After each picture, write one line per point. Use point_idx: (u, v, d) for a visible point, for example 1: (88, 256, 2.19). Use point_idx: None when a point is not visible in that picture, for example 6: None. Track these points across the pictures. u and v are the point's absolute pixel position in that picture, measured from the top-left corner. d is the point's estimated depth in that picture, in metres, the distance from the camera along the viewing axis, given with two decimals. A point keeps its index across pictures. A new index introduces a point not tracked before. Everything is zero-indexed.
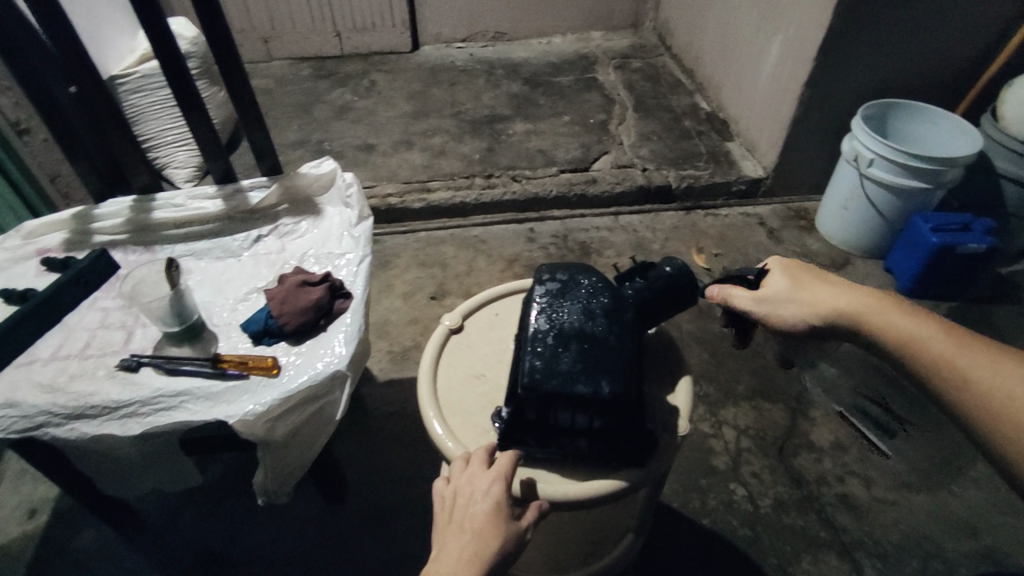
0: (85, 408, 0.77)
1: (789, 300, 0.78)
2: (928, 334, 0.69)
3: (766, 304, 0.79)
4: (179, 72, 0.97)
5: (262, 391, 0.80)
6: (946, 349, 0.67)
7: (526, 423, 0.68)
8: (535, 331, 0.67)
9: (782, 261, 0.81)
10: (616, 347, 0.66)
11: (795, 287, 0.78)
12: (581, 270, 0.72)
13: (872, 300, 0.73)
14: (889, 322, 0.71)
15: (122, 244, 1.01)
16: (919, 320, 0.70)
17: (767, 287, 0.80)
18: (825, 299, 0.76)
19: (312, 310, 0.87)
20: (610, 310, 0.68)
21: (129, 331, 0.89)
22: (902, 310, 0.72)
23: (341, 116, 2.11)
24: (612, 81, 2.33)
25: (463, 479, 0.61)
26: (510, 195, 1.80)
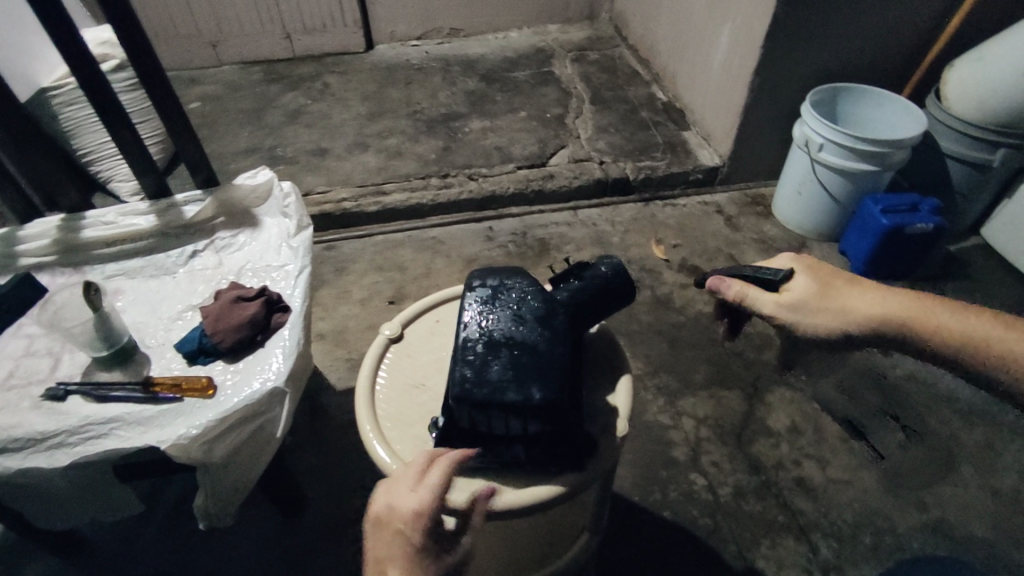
0: (6, 442, 0.73)
1: (820, 305, 0.83)
2: (962, 324, 0.80)
3: (793, 309, 0.83)
4: (100, 86, 0.94)
5: (196, 413, 0.78)
6: (991, 333, 0.79)
7: (462, 432, 0.66)
8: (465, 340, 0.66)
9: (802, 264, 0.86)
10: (548, 352, 0.65)
11: (825, 289, 0.84)
12: (511, 275, 0.71)
13: (901, 303, 0.82)
14: (929, 317, 0.81)
15: (49, 266, 0.97)
16: (947, 310, 0.82)
17: (790, 291, 0.84)
18: (864, 303, 0.82)
19: (247, 326, 0.85)
20: (540, 314, 0.68)
21: (57, 358, 0.86)
22: (933, 304, 0.82)
23: (293, 120, 2.07)
24: (569, 74, 2.32)
25: (386, 500, 0.57)
26: (466, 194, 1.78)
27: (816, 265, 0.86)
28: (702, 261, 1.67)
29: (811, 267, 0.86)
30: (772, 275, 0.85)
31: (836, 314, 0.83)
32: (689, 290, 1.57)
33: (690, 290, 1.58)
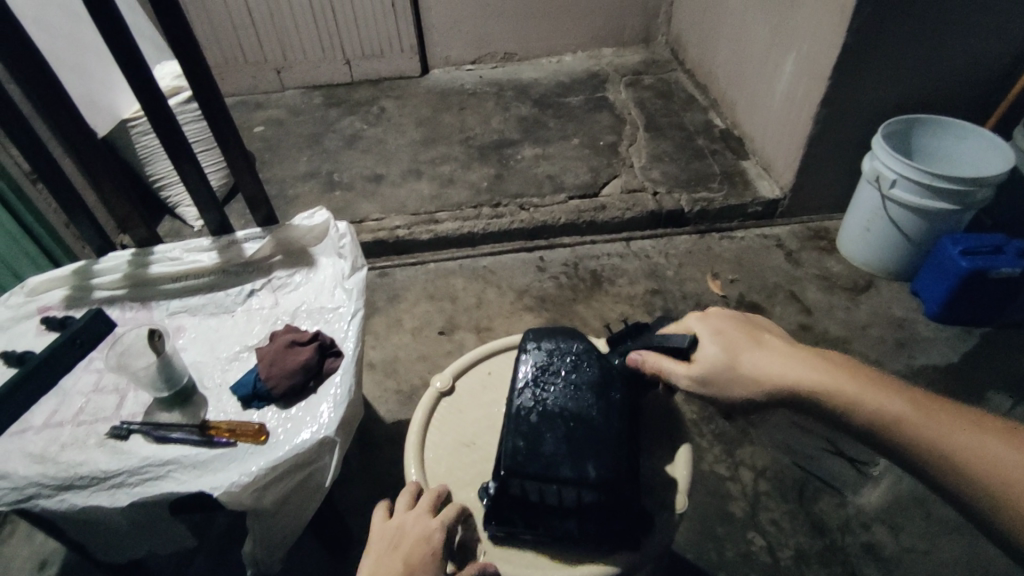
0: (73, 479, 0.77)
1: (731, 375, 0.69)
2: (898, 408, 0.63)
3: (707, 382, 0.70)
4: (175, 133, 0.98)
5: (249, 459, 0.79)
6: (929, 424, 0.61)
7: (512, 502, 0.64)
8: (518, 410, 0.66)
9: (707, 327, 0.73)
10: (603, 426, 0.64)
11: (741, 352, 0.70)
12: (566, 338, 0.70)
13: (829, 374, 0.66)
14: (853, 394, 0.64)
15: (120, 301, 1.02)
16: (872, 385, 0.65)
17: (700, 358, 0.71)
18: (780, 374, 0.67)
19: (299, 372, 0.85)
20: (596, 384, 0.66)
21: (122, 395, 0.89)
22: (864, 382, 0.65)
23: (350, 145, 2.12)
24: (623, 100, 2.29)
25: (408, 519, 0.66)
26: (518, 224, 1.77)
27: (728, 321, 0.73)
28: (762, 298, 1.60)
29: (719, 329, 0.72)
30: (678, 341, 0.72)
31: (751, 383, 0.68)
32: None
33: None
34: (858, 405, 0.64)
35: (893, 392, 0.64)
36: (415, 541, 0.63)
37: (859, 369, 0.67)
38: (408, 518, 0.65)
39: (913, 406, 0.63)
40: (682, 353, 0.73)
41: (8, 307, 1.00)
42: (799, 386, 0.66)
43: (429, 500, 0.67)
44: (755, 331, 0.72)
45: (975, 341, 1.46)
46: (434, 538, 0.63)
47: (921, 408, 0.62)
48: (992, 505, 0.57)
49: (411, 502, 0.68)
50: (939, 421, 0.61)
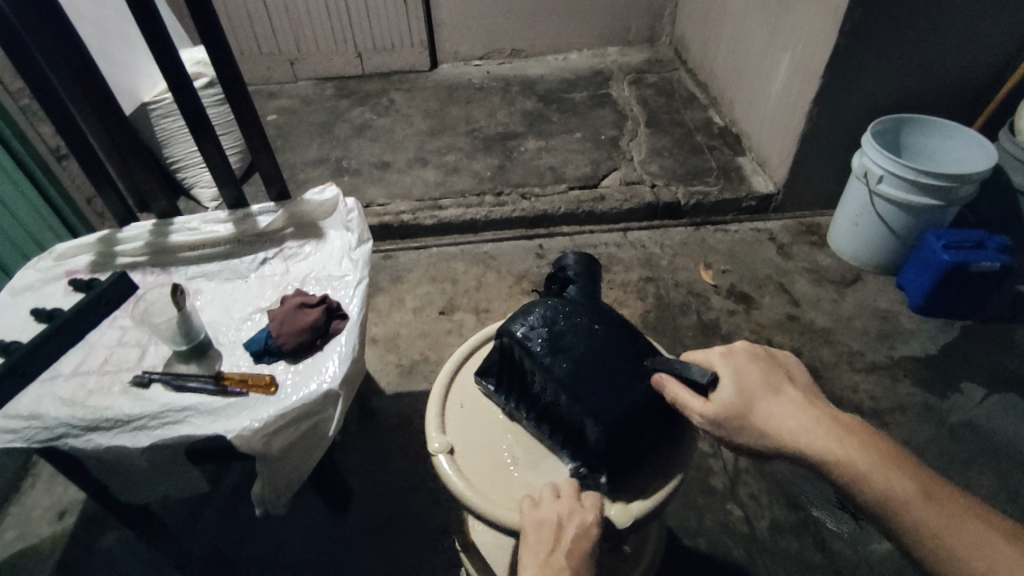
0: (99, 421, 0.85)
1: (745, 422, 0.71)
2: (909, 494, 0.64)
3: (717, 422, 0.72)
4: (197, 111, 1.05)
5: (259, 407, 0.86)
6: (931, 513, 0.63)
7: (606, 457, 0.76)
8: (563, 375, 0.77)
9: (730, 366, 0.74)
10: (623, 342, 0.81)
11: (759, 399, 0.72)
12: (535, 309, 0.84)
13: (842, 442, 0.67)
14: (862, 468, 0.66)
15: (142, 266, 1.09)
16: (884, 463, 0.66)
17: (717, 396, 0.73)
18: (794, 431, 0.69)
19: (308, 330, 0.92)
20: (593, 316, 0.83)
21: (143, 348, 0.96)
22: (876, 460, 0.67)
23: (360, 134, 2.19)
24: (625, 97, 2.35)
25: (560, 511, 0.71)
26: (519, 212, 1.84)
27: (751, 359, 0.76)
28: (752, 288, 1.66)
29: (742, 372, 0.74)
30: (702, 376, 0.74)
31: (762, 433, 0.70)
32: (737, 318, 1.58)
33: (736, 317, 1.58)
34: (873, 483, 0.65)
35: (916, 476, 0.66)
36: (574, 536, 0.69)
37: (877, 443, 0.68)
38: (556, 511, 0.71)
39: (928, 493, 0.64)
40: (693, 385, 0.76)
41: (39, 270, 1.08)
42: (810, 448, 0.68)
43: (573, 494, 0.73)
44: (778, 379, 0.74)
45: (956, 334, 1.51)
46: (591, 532, 0.70)
47: (941, 503, 0.63)
48: None
49: (554, 495, 0.74)
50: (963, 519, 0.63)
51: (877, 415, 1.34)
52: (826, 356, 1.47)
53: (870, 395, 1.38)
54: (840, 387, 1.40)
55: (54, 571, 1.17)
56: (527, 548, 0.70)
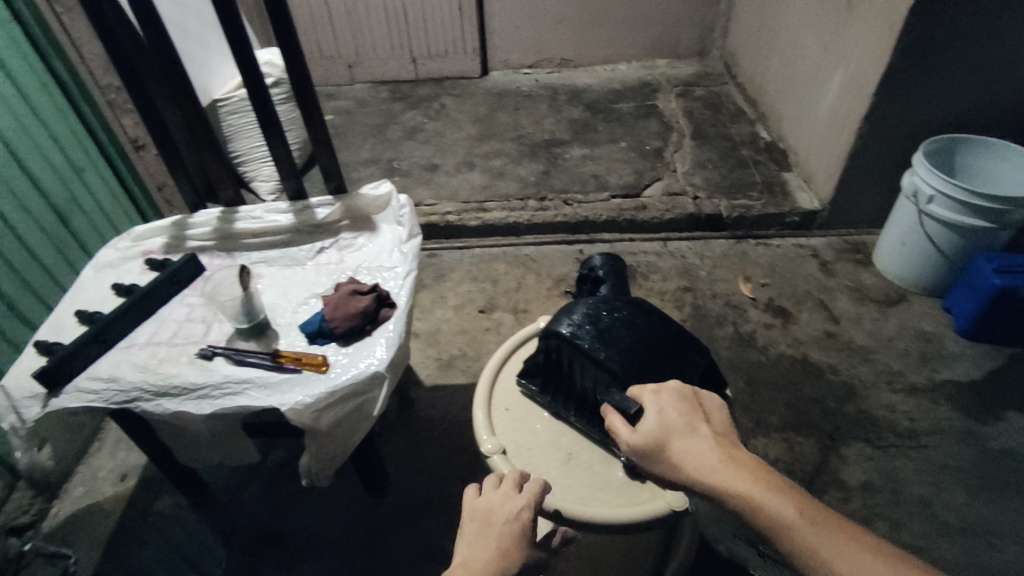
0: (168, 388, 0.93)
1: (661, 454, 0.71)
2: (796, 520, 0.60)
3: (637, 449, 0.73)
4: (267, 111, 1.14)
5: (311, 385, 0.92)
6: (818, 547, 0.58)
7: None
8: (617, 368, 0.83)
9: (655, 399, 0.75)
10: (665, 331, 0.88)
11: (675, 431, 0.71)
12: (573, 311, 0.90)
13: (741, 474, 0.65)
14: (757, 499, 0.62)
15: (209, 249, 1.18)
16: (780, 494, 0.62)
17: (641, 427, 0.74)
18: (700, 462, 0.67)
19: (359, 316, 0.98)
20: (630, 311, 0.89)
21: (209, 325, 1.04)
22: (773, 493, 0.62)
23: (411, 136, 2.28)
24: (672, 109, 2.37)
25: (496, 498, 0.75)
26: (561, 217, 1.88)
27: (676, 395, 0.75)
28: (791, 303, 1.65)
29: (665, 407, 0.74)
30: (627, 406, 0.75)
31: (674, 464, 0.69)
32: (773, 331, 1.57)
33: (773, 331, 1.57)
34: (763, 509, 0.62)
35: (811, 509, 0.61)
36: (506, 521, 0.71)
37: (776, 476, 0.65)
38: (493, 497, 0.75)
39: (812, 519, 0.60)
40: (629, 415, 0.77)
41: (118, 249, 1.18)
42: (711, 479, 0.66)
43: (514, 482, 0.76)
44: (699, 414, 0.73)
45: (1001, 360, 1.48)
46: (521, 517, 0.72)
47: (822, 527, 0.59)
48: None
49: (497, 482, 0.77)
50: (850, 554, 0.57)
51: (913, 437, 1.32)
52: (864, 374, 1.46)
53: (907, 416, 1.36)
54: (877, 406, 1.39)
55: (114, 527, 1.27)
56: (466, 538, 0.72)
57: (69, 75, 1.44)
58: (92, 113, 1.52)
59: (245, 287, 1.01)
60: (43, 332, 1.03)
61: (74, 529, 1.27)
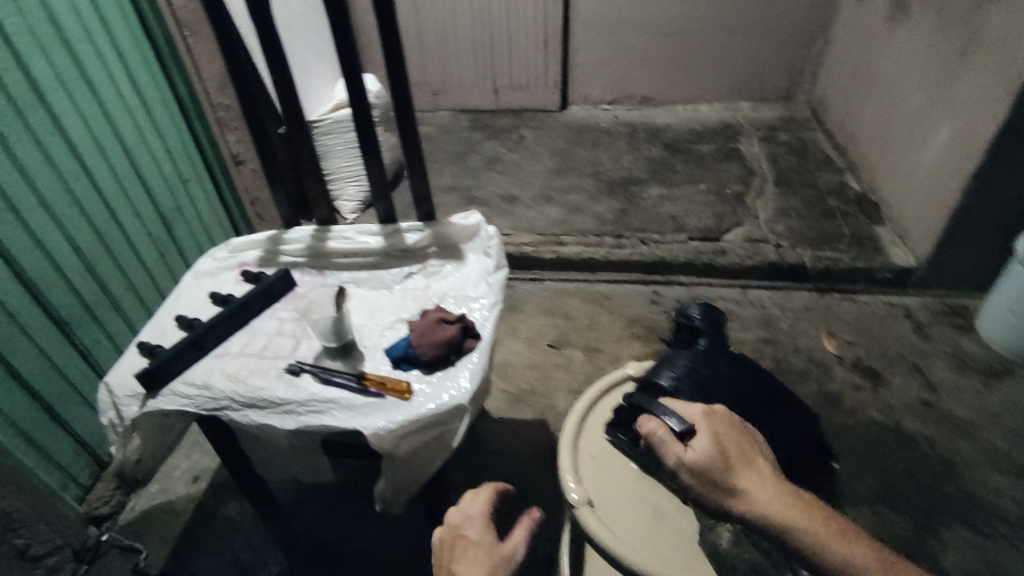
0: (256, 399, 0.95)
1: (711, 474, 0.79)
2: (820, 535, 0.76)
3: (695, 470, 0.79)
4: (369, 137, 1.18)
5: (394, 410, 0.92)
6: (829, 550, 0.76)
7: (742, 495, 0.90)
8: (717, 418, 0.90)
9: (707, 423, 0.83)
10: (762, 386, 0.96)
11: (729, 456, 0.80)
12: (672, 361, 0.98)
13: (781, 496, 0.78)
14: (793, 518, 0.76)
15: (301, 265, 1.22)
16: (808, 514, 0.77)
17: (695, 448, 0.81)
18: (747, 485, 0.78)
19: (445, 345, 0.98)
20: (728, 364, 0.97)
21: (298, 340, 1.06)
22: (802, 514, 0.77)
23: (490, 166, 2.32)
24: (754, 153, 2.32)
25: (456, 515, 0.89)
26: (637, 256, 1.86)
27: (723, 421, 0.84)
28: (881, 365, 1.55)
29: (714, 431, 0.82)
30: (681, 427, 0.83)
31: (722, 484, 0.78)
32: (862, 394, 1.48)
33: (862, 394, 1.48)
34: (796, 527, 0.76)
35: (829, 522, 0.77)
36: (459, 527, 0.86)
37: (801, 495, 0.80)
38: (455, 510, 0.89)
39: (830, 531, 0.77)
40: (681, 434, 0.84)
41: (216, 259, 1.23)
42: (756, 500, 0.77)
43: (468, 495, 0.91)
44: (740, 439, 0.83)
45: None
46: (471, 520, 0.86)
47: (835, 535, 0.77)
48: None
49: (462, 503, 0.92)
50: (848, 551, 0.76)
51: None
52: (965, 450, 1.34)
53: (1015, 501, 1.24)
54: (979, 487, 1.27)
55: (184, 528, 1.31)
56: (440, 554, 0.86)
57: (187, 93, 1.55)
58: (202, 129, 1.62)
59: (338, 308, 1.02)
60: (145, 334, 1.08)
61: (147, 525, 1.32)
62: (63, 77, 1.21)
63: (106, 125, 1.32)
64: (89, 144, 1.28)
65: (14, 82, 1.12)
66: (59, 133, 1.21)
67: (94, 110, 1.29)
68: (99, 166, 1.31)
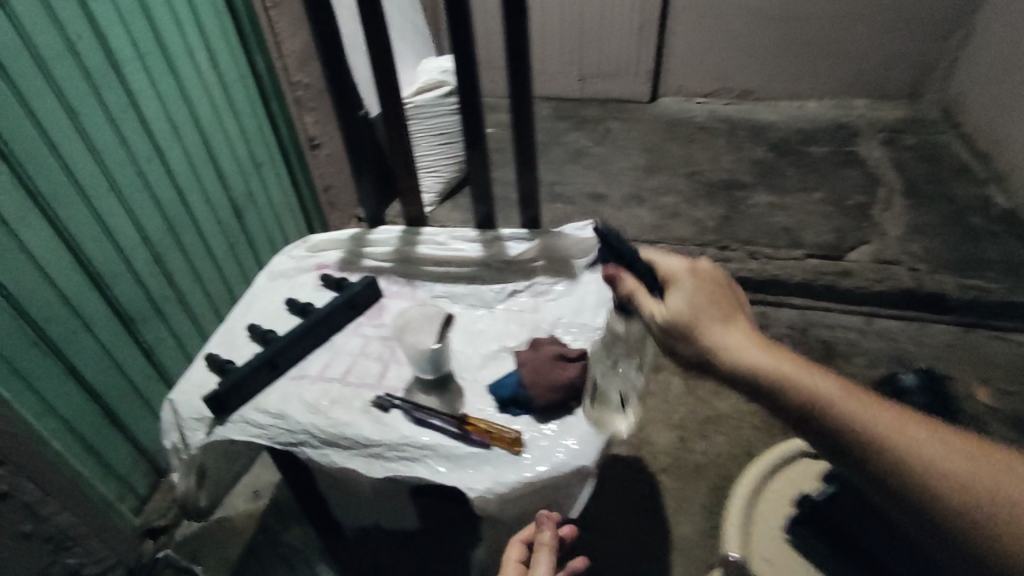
0: (338, 437, 0.81)
1: (687, 328, 0.68)
2: (837, 397, 0.58)
3: (668, 326, 0.69)
4: (475, 130, 1.01)
5: (502, 468, 0.76)
6: (854, 416, 0.56)
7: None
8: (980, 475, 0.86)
9: (687, 274, 0.71)
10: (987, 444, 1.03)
11: (705, 315, 0.67)
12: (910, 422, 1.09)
13: (779, 356, 0.62)
14: (794, 377, 0.60)
15: (387, 272, 1.06)
16: (824, 378, 0.59)
17: (669, 304, 0.70)
18: (730, 340, 0.65)
19: (564, 389, 0.80)
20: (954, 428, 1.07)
21: (385, 365, 0.91)
22: (809, 374, 0.60)
23: (575, 160, 2.13)
24: (877, 157, 2.05)
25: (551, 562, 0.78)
26: (745, 272, 1.66)
27: (708, 281, 0.71)
28: None
29: (698, 284, 0.70)
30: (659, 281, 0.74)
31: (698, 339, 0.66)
32: None
33: None
34: (795, 383, 0.59)
35: (859, 394, 0.58)
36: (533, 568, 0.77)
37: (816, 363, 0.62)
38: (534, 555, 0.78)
39: (859, 398, 0.58)
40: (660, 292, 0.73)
41: (292, 257, 1.09)
42: (739, 353, 0.63)
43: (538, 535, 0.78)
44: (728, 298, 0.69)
45: None
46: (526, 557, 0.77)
47: (869, 405, 0.57)
48: (886, 476, 0.54)
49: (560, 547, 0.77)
50: (883, 423, 0.55)
51: None
52: None
53: None
54: None
55: (244, 549, 1.21)
56: None
57: (266, 67, 1.42)
58: (279, 108, 1.49)
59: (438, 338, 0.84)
60: (215, 343, 0.96)
61: (205, 544, 1.22)
62: (140, 49, 1.09)
63: (181, 102, 1.20)
64: (164, 124, 1.16)
65: (89, 53, 1.00)
66: (133, 110, 1.09)
67: (170, 85, 1.16)
68: (173, 148, 1.19)
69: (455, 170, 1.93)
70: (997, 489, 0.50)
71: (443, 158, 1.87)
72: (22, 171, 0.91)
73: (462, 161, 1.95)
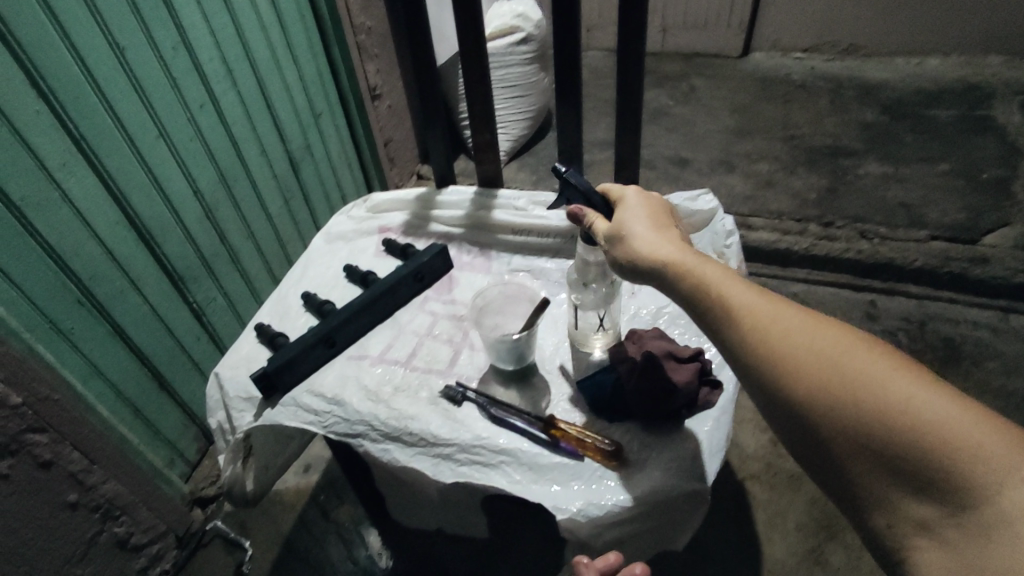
0: (402, 432, 0.69)
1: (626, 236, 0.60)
2: (774, 311, 0.48)
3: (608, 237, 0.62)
4: (568, 77, 0.84)
5: (600, 485, 0.62)
6: (791, 330, 0.47)
7: None
8: None
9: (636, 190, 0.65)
10: None
11: (644, 227, 0.60)
12: None
13: (715, 267, 0.54)
14: (729, 288, 0.51)
15: (458, 239, 0.93)
16: (762, 293, 0.50)
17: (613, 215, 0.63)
18: (665, 248, 0.57)
19: (675, 396, 0.64)
20: None
21: (456, 350, 0.78)
22: (744, 286, 0.51)
23: (654, 120, 1.92)
24: (1016, 124, 1.75)
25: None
26: (853, 253, 1.44)
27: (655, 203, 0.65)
28: None
29: (646, 202, 0.64)
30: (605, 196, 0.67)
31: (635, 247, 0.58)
32: None
33: None
34: (729, 292, 0.51)
35: (802, 311, 0.48)
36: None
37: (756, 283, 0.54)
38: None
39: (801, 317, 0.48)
40: (605, 214, 0.67)
41: (352, 219, 0.97)
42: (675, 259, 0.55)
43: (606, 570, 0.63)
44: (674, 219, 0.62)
45: None
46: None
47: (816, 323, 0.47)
48: (821, 405, 0.43)
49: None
50: (829, 342, 0.45)
51: None
52: None
53: None
54: None
55: (295, 525, 1.14)
56: None
57: (328, 7, 1.28)
58: (341, 54, 1.36)
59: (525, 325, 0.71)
60: (265, 312, 0.85)
61: (254, 516, 1.16)
62: None
63: (237, 43, 1.07)
64: (218, 67, 1.04)
65: None
66: (186, 50, 0.97)
67: (226, 24, 1.04)
68: (227, 95, 1.08)
69: (524, 127, 1.77)
70: (904, 405, 0.40)
71: (511, 112, 1.72)
72: (63, 114, 0.81)
73: (532, 116, 1.78)
